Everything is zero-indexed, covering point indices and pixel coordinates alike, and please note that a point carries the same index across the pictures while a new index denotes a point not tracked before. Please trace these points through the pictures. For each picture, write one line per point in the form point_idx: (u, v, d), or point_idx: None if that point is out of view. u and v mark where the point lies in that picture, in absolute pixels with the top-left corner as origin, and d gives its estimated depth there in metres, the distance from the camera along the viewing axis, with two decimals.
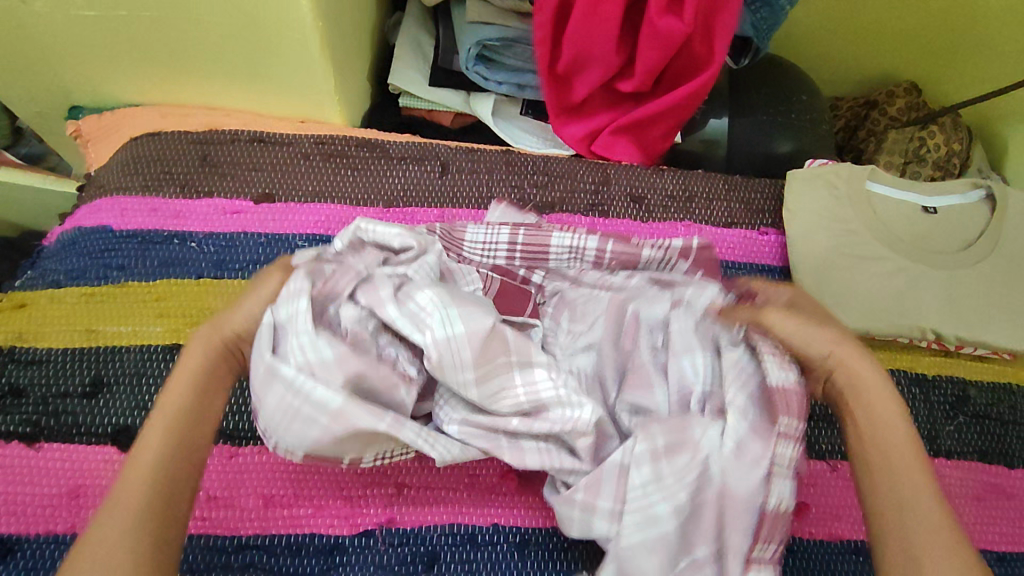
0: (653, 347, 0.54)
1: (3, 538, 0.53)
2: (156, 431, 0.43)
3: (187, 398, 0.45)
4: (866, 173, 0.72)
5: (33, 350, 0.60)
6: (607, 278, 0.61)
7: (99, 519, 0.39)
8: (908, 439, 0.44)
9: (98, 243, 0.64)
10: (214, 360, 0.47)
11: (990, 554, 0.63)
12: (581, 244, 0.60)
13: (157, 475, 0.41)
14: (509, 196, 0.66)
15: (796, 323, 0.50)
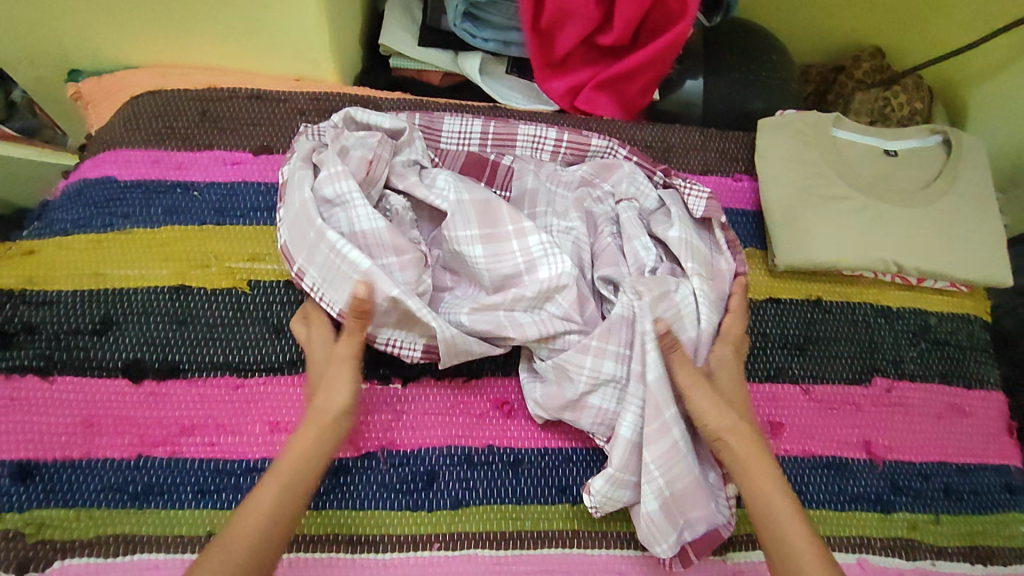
0: (613, 233, 0.68)
1: (22, 463, 0.56)
2: (269, 490, 0.50)
3: (293, 470, 0.52)
4: (831, 120, 0.76)
5: (41, 291, 0.62)
6: (576, 191, 0.70)
7: (213, 552, 0.46)
8: (790, 506, 0.53)
9: (103, 193, 0.67)
10: (325, 443, 0.54)
11: (948, 466, 0.68)
12: (543, 135, 0.74)
13: (265, 523, 0.49)
14: (489, 124, 0.73)
15: (706, 395, 0.58)
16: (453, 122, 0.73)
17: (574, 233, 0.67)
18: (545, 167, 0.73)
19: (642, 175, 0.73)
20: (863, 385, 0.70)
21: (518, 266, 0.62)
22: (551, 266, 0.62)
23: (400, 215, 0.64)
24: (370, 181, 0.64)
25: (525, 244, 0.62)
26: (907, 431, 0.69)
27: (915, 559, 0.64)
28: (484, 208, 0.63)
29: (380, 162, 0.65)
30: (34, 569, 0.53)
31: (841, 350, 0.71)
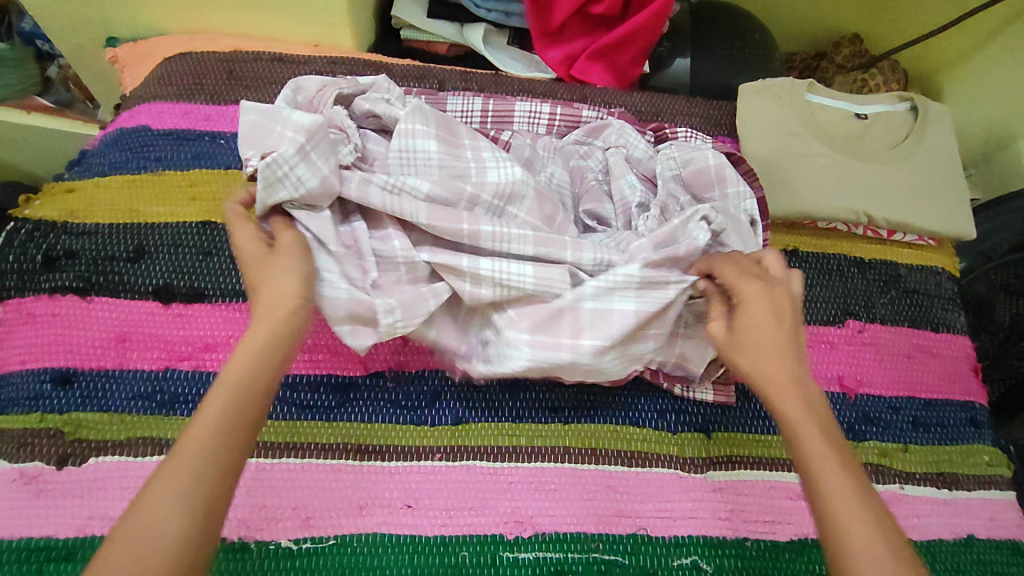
0: (601, 179, 0.75)
1: (63, 370, 0.62)
2: (215, 402, 0.44)
3: (243, 378, 0.45)
4: (805, 86, 0.83)
5: (82, 223, 0.68)
6: (568, 153, 0.77)
7: (161, 476, 0.40)
8: (874, 507, 0.43)
9: (138, 140, 0.73)
10: (268, 349, 0.48)
11: (917, 400, 0.73)
12: (538, 110, 0.79)
13: (217, 441, 0.42)
14: (488, 103, 0.79)
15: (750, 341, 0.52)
16: (456, 101, 0.78)
17: (557, 180, 0.74)
18: (541, 140, 0.78)
19: (632, 129, 0.78)
20: (837, 325, 0.75)
21: (470, 168, 0.65)
22: (499, 173, 0.65)
23: (339, 118, 0.66)
24: (320, 101, 0.68)
25: (481, 153, 0.66)
26: (878, 367, 0.74)
27: (885, 483, 0.69)
28: (442, 118, 0.67)
29: (332, 87, 0.69)
30: (72, 463, 0.58)
31: (815, 295, 0.77)
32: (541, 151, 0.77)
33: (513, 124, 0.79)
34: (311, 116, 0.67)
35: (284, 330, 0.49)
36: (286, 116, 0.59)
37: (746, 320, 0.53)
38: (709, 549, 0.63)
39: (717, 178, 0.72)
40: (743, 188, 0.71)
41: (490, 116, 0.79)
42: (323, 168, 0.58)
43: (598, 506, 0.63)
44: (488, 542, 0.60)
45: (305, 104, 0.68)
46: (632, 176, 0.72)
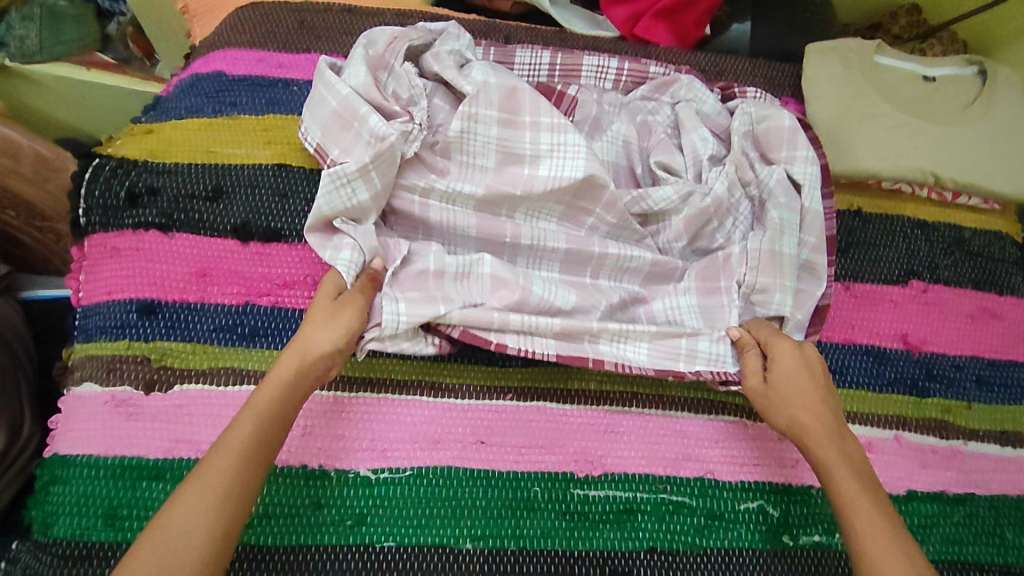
0: (669, 134, 0.75)
1: (148, 301, 0.63)
2: (244, 421, 0.51)
3: (271, 408, 0.52)
4: (873, 47, 0.82)
5: (161, 163, 0.70)
6: (632, 104, 0.78)
7: (189, 488, 0.46)
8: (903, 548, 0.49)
9: (213, 84, 0.75)
10: (294, 377, 0.54)
11: (980, 360, 0.73)
12: (606, 64, 0.78)
13: (244, 457, 0.49)
14: (556, 57, 0.78)
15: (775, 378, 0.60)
16: (524, 54, 0.78)
17: (622, 136, 0.74)
18: (609, 95, 0.78)
19: (701, 84, 0.77)
20: (901, 285, 0.75)
21: (524, 155, 0.67)
22: (552, 164, 0.67)
23: (407, 82, 0.68)
24: (391, 55, 0.69)
25: (537, 136, 0.67)
26: (942, 327, 0.74)
27: (949, 438, 0.69)
28: (504, 90, 0.67)
29: (404, 40, 0.69)
30: (159, 390, 0.60)
31: (879, 255, 0.77)
32: (608, 105, 0.77)
33: (581, 78, 0.79)
34: (383, 72, 0.69)
35: (313, 364, 0.55)
36: (361, 112, 0.64)
37: (791, 384, 0.60)
38: (775, 495, 0.63)
39: (790, 140, 0.72)
40: (812, 154, 0.71)
41: (558, 70, 0.78)
42: (377, 178, 0.63)
43: (665, 449, 0.64)
44: (559, 480, 0.61)
45: (377, 57, 0.68)
46: (702, 129, 0.73)
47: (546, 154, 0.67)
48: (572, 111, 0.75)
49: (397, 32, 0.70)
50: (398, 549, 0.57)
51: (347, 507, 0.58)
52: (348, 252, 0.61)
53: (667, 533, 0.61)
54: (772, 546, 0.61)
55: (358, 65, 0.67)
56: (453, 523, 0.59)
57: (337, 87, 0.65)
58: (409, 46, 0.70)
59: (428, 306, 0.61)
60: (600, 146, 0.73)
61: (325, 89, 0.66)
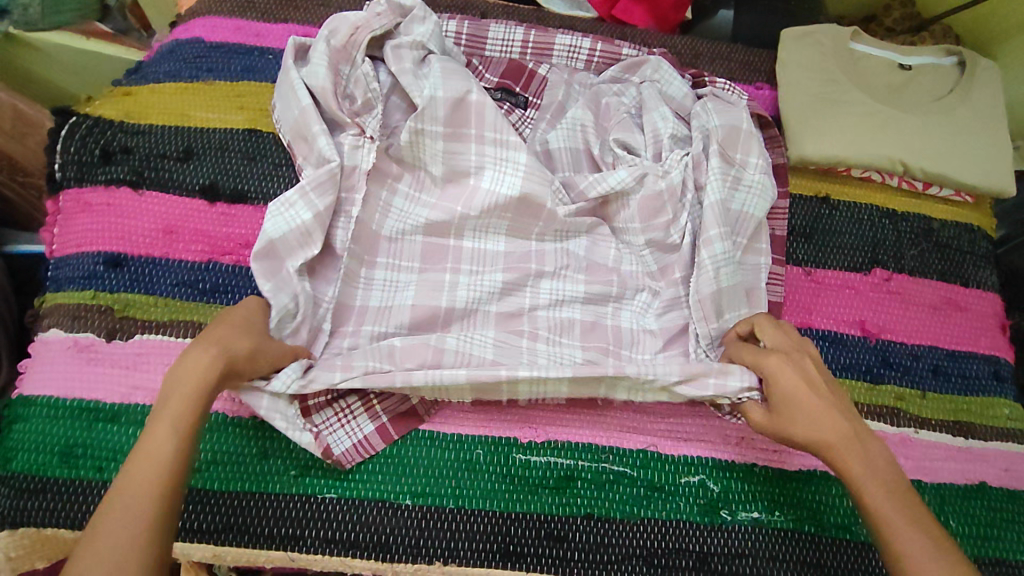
0: (634, 115, 0.75)
1: (115, 254, 0.66)
2: (160, 429, 0.45)
3: (185, 408, 0.46)
4: (849, 34, 0.82)
5: (136, 124, 0.72)
6: (599, 83, 0.77)
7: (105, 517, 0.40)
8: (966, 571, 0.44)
9: (192, 50, 0.77)
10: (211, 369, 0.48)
11: (939, 351, 0.73)
12: (579, 44, 0.78)
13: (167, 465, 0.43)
14: (530, 33, 0.78)
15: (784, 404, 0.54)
16: (498, 30, 0.78)
17: (580, 122, 0.73)
18: (579, 75, 0.78)
19: (670, 66, 0.77)
20: (863, 273, 0.75)
21: (470, 167, 0.68)
22: (493, 176, 0.68)
23: (364, 83, 0.68)
24: (353, 47, 0.69)
25: (481, 149, 0.68)
26: (902, 316, 0.74)
27: (900, 425, 0.69)
28: (454, 104, 0.67)
29: (366, 30, 0.69)
30: (119, 338, 0.62)
31: (843, 242, 0.77)
32: (576, 86, 0.77)
33: (552, 57, 0.79)
34: (345, 65, 0.69)
35: (231, 354, 0.50)
36: (313, 131, 0.66)
37: (802, 410, 0.53)
38: (718, 471, 0.64)
39: (745, 145, 0.71)
40: (763, 164, 0.71)
41: (531, 46, 0.79)
42: (318, 202, 0.64)
43: (610, 422, 0.64)
44: (502, 445, 0.62)
45: (339, 48, 0.68)
46: (666, 110, 0.73)
47: (491, 166, 0.68)
48: (538, 93, 0.75)
49: (358, 20, 0.69)
50: (339, 501, 0.59)
51: (293, 458, 0.60)
52: (285, 294, 0.61)
53: (606, 502, 0.62)
54: (709, 520, 0.62)
55: (318, 63, 0.67)
56: (394, 479, 0.60)
57: (297, 95, 0.67)
58: (372, 35, 0.70)
59: (327, 373, 0.59)
60: (556, 137, 0.73)
61: (289, 95, 0.68)
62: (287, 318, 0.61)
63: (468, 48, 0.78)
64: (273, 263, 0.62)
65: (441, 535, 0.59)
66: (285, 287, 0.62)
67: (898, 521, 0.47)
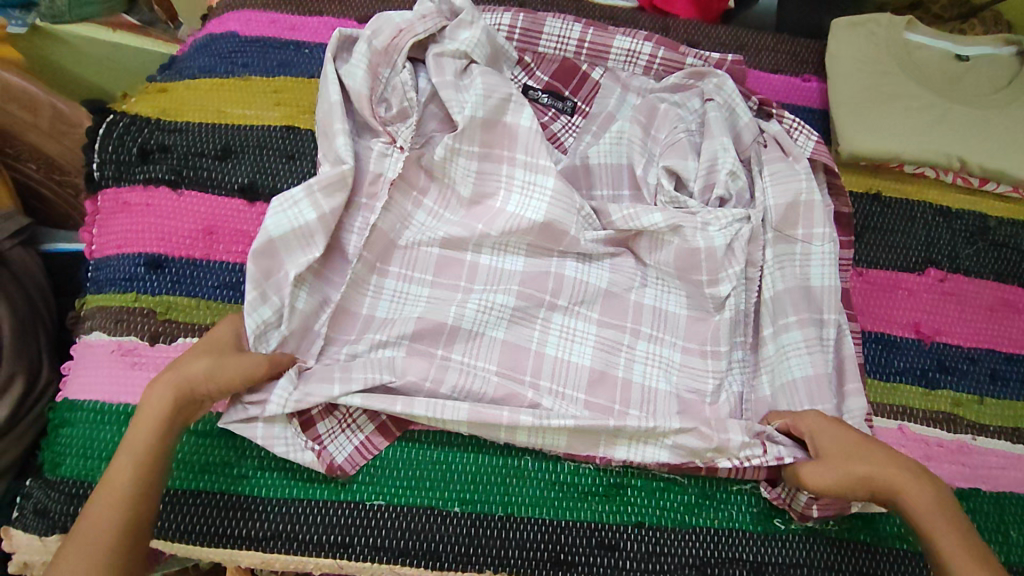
0: (691, 131, 0.72)
1: (155, 256, 0.65)
2: (120, 466, 0.50)
3: (145, 446, 0.51)
4: (904, 23, 0.78)
5: (173, 121, 0.71)
6: (659, 86, 0.74)
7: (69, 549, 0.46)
8: None
9: (227, 45, 0.75)
10: (167, 408, 0.53)
11: (997, 355, 0.70)
12: (639, 49, 0.74)
13: (128, 497, 0.49)
14: (587, 31, 0.75)
15: (824, 466, 0.56)
16: (555, 24, 0.75)
17: (627, 137, 0.71)
18: (636, 83, 0.75)
19: (735, 86, 0.73)
20: (917, 274, 0.73)
21: (498, 187, 0.68)
22: (519, 200, 0.68)
23: (400, 93, 0.66)
24: (395, 49, 0.67)
25: (511, 171, 0.68)
26: (958, 319, 0.71)
27: (956, 432, 0.67)
28: (486, 122, 0.68)
29: (409, 33, 0.67)
30: (163, 341, 0.62)
31: (895, 241, 0.74)
32: (630, 95, 0.75)
33: (609, 58, 0.75)
34: (385, 68, 0.67)
35: (182, 389, 0.53)
36: (334, 129, 0.65)
37: (829, 441, 0.57)
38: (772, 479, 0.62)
39: (806, 217, 0.69)
40: (829, 232, 0.69)
41: (587, 45, 0.75)
42: (325, 204, 0.62)
43: None
44: (550, 452, 0.61)
45: (381, 50, 0.66)
46: (727, 141, 0.70)
47: (523, 185, 0.68)
48: (586, 99, 0.74)
49: (397, 27, 0.67)
50: (388, 509, 0.58)
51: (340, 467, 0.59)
52: (268, 305, 0.61)
53: (656, 510, 0.60)
54: (762, 529, 0.61)
55: (357, 64, 0.65)
56: (442, 486, 0.60)
57: (329, 87, 0.66)
58: (415, 40, 0.68)
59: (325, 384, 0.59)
60: (596, 155, 0.72)
61: (326, 90, 0.66)
62: (269, 329, 0.61)
63: (520, 44, 0.76)
64: (270, 264, 0.61)
65: (490, 543, 0.58)
66: (274, 295, 0.61)
67: (943, 543, 0.50)
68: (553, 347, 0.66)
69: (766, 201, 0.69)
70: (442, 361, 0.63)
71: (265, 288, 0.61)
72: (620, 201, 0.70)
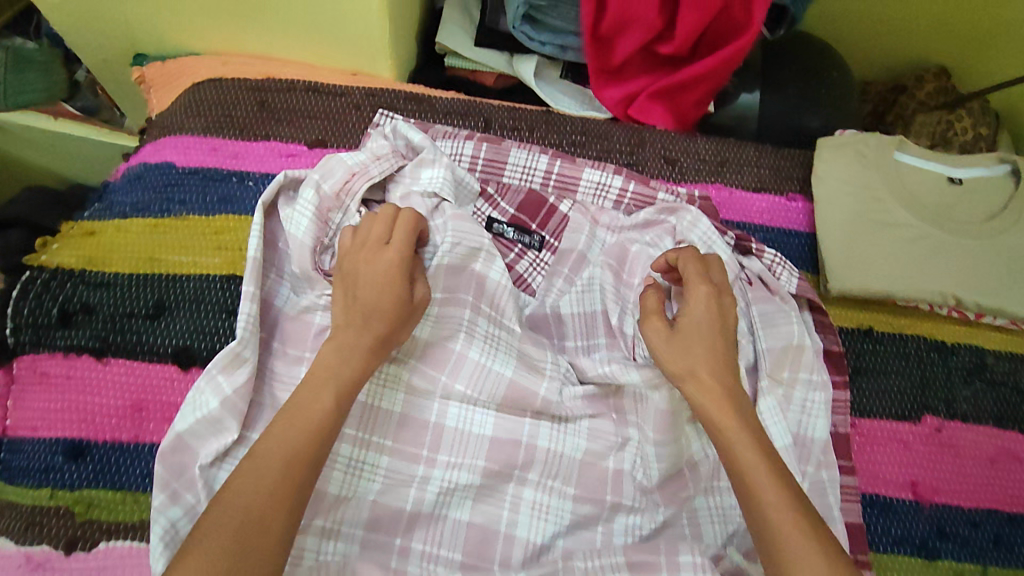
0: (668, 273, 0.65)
1: (76, 442, 0.57)
2: (324, 397, 0.48)
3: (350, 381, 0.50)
4: (893, 144, 0.73)
5: (99, 273, 0.63)
6: (627, 223, 0.69)
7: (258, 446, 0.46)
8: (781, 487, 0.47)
9: (161, 178, 0.68)
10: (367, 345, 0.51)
11: (999, 514, 0.66)
12: (608, 182, 0.70)
13: (319, 426, 0.47)
14: (555, 162, 0.70)
15: (668, 342, 0.55)
16: (519, 154, 0.70)
17: (598, 285, 0.66)
18: (605, 219, 0.69)
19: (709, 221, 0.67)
20: (912, 423, 0.68)
21: (460, 336, 0.61)
22: (483, 350, 0.61)
23: None
24: (347, 195, 0.61)
25: (476, 322, 0.61)
26: (956, 474, 0.67)
27: None
28: (451, 268, 0.61)
29: (363, 177, 0.62)
30: (81, 548, 0.54)
31: (888, 383, 0.69)
32: (600, 232, 0.69)
33: (578, 193, 0.70)
34: (335, 214, 0.60)
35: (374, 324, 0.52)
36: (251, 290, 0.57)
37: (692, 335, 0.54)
38: None
39: (794, 361, 0.64)
40: (816, 378, 0.64)
41: (553, 178, 0.70)
42: (227, 385, 0.54)
43: None
44: None
45: (330, 195, 0.60)
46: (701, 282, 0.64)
47: (490, 335, 0.62)
48: (557, 232, 0.69)
49: (348, 167, 0.62)
50: None
51: None
52: (181, 504, 0.51)
53: None
54: None
55: (302, 212, 0.59)
56: None
57: (252, 238, 0.58)
58: (370, 182, 0.62)
59: None
60: (570, 302, 0.67)
61: (257, 236, 0.58)
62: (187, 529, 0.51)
63: (486, 172, 0.70)
64: (180, 460, 0.53)
65: None
66: (186, 493, 0.52)
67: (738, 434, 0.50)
68: (525, 528, 0.59)
69: (760, 343, 0.63)
70: (404, 550, 0.58)
71: (176, 488, 0.52)
72: (593, 352, 0.65)
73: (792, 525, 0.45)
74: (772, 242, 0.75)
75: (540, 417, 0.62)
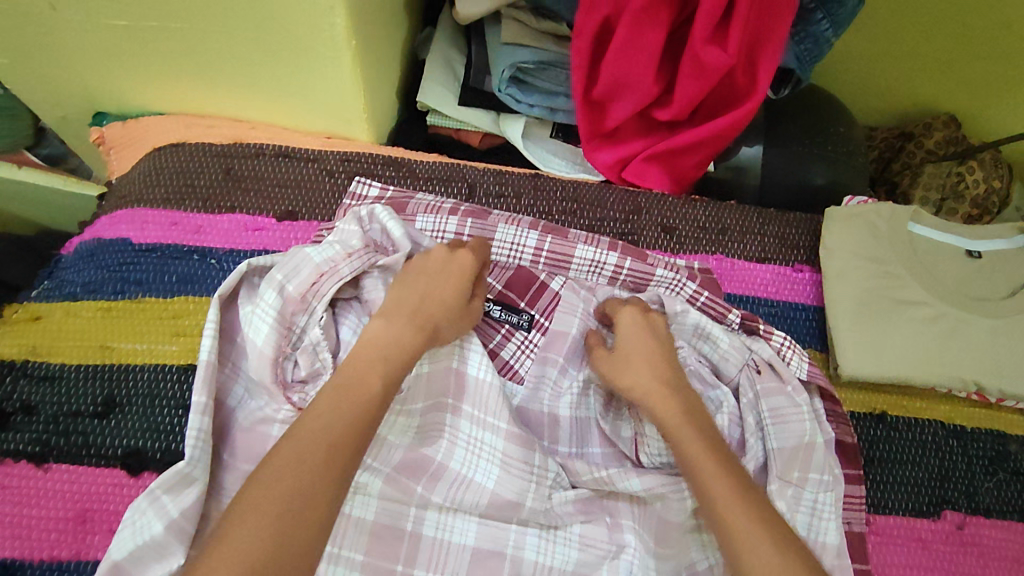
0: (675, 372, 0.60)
1: (8, 563, 0.52)
2: (368, 391, 0.44)
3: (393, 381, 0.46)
4: (908, 213, 0.68)
5: (46, 365, 0.58)
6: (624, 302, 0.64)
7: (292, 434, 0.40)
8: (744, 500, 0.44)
9: (116, 256, 0.63)
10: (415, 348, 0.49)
11: None
12: (603, 259, 0.65)
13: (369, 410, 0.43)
14: (546, 238, 0.65)
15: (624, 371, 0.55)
16: (507, 230, 0.65)
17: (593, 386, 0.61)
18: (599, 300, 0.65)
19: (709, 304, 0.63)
20: (932, 519, 0.63)
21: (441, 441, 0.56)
22: (465, 458, 0.55)
23: (311, 356, 0.54)
24: (314, 296, 0.55)
25: (458, 425, 0.56)
26: None
27: None
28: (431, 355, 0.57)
29: (332, 277, 0.56)
30: None
31: (906, 475, 0.64)
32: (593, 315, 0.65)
33: (570, 270, 0.65)
34: (300, 317, 0.55)
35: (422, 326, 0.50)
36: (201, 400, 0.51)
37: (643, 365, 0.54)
38: None
39: (805, 460, 0.59)
40: (827, 478, 0.59)
41: (544, 255, 0.65)
42: (173, 508, 0.48)
43: None
44: None
45: (295, 297, 0.55)
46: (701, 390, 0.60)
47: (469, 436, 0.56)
48: (547, 312, 0.64)
49: (315, 266, 0.56)
50: None
51: None
52: None
53: None
54: None
55: (263, 319, 0.53)
56: None
57: (207, 342, 0.53)
58: (341, 282, 0.56)
59: None
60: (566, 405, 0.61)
61: (211, 343, 0.53)
62: None
63: None
64: None
65: None
66: None
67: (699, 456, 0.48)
68: None
69: (770, 442, 0.59)
70: None
71: None
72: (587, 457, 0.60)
73: (758, 539, 0.42)
74: (777, 317, 0.70)
75: (527, 523, 0.57)
